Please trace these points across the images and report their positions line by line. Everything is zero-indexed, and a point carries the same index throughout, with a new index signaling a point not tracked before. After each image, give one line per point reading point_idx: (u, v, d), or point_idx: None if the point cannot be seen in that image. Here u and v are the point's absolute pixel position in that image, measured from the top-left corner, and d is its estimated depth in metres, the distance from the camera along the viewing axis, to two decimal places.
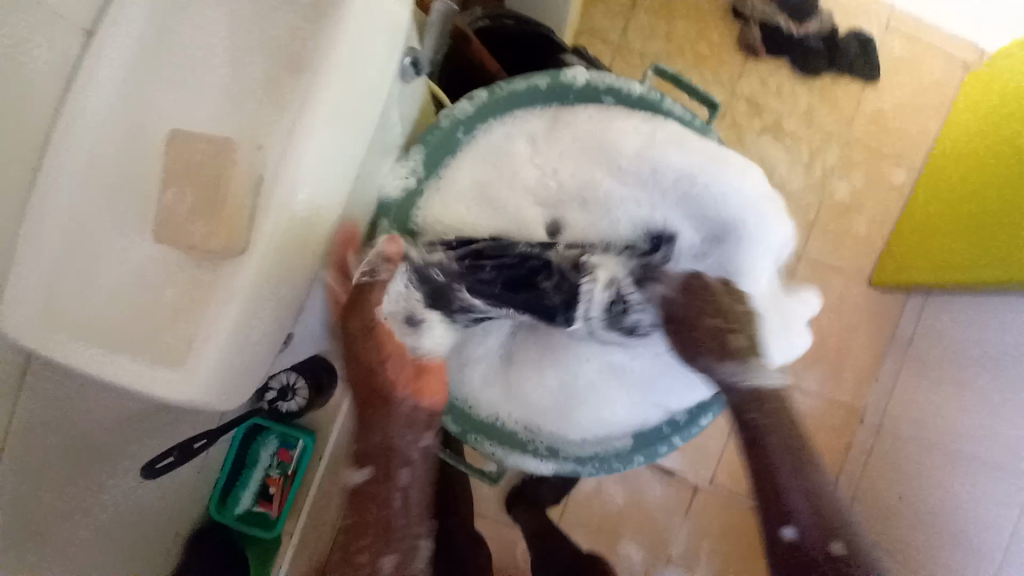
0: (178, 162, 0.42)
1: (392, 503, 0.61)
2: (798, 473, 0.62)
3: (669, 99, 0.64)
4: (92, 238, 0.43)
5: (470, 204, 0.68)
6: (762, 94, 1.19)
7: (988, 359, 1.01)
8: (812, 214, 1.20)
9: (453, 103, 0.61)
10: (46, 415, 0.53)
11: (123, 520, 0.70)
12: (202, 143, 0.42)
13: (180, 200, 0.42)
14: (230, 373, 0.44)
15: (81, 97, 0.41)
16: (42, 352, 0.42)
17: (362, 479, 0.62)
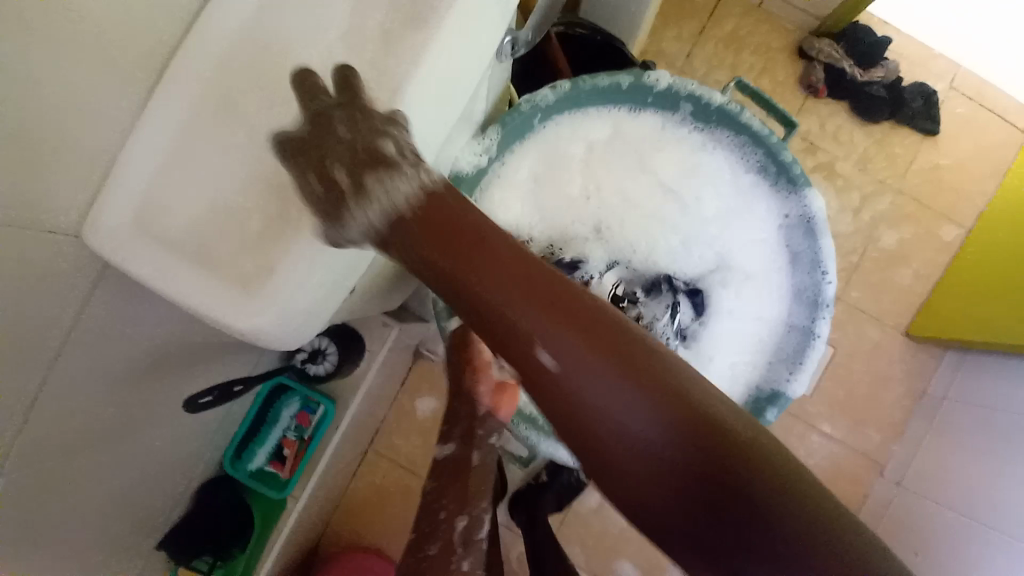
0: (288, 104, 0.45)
1: (471, 473, 0.63)
2: (517, 337, 0.43)
3: (747, 113, 0.63)
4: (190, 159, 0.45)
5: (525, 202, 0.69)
6: (818, 133, 1.20)
7: (1015, 424, 0.96)
8: (854, 259, 1.19)
9: (536, 91, 0.61)
10: (102, 332, 0.54)
11: (143, 454, 0.70)
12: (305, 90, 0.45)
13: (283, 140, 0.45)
14: (291, 314, 0.45)
15: (203, 28, 0.44)
16: (123, 258, 0.44)
17: (444, 454, 0.65)
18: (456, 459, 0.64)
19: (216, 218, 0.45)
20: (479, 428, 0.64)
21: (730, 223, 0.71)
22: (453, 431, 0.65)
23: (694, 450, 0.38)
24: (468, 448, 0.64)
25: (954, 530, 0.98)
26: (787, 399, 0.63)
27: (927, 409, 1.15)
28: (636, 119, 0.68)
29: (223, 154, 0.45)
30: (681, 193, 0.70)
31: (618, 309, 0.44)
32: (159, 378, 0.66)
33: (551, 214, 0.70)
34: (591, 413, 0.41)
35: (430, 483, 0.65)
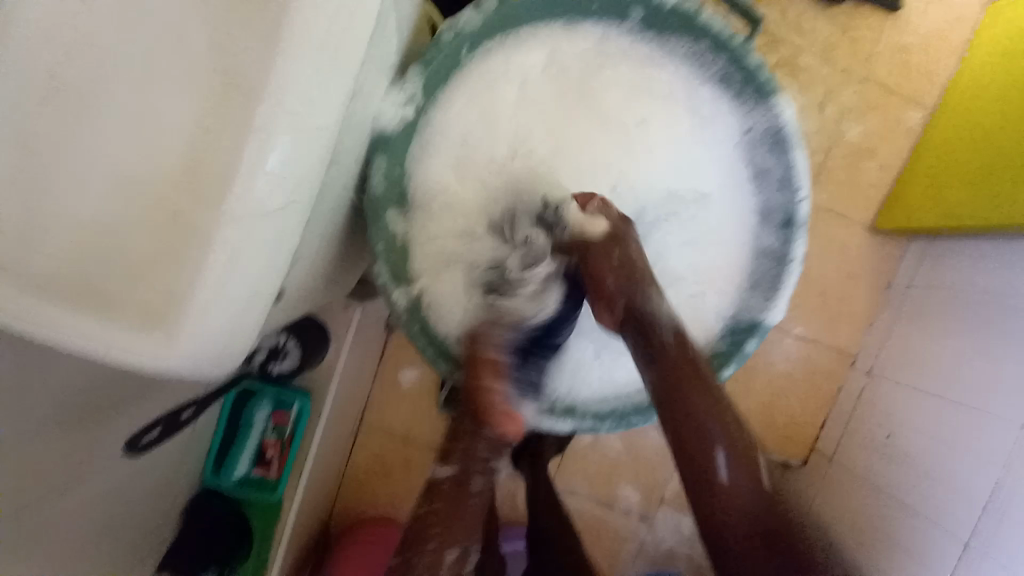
0: (163, 81, 0.37)
1: (470, 491, 0.61)
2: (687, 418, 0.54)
3: (706, 12, 0.55)
4: (44, 158, 0.36)
5: (455, 157, 0.63)
6: (779, 25, 1.11)
7: (982, 303, 0.97)
8: (821, 158, 1.16)
9: (458, 13, 0.52)
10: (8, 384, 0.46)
11: (104, 496, 0.64)
12: (183, 62, 0.37)
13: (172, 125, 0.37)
14: (221, 336, 0.38)
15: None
16: None
17: (443, 476, 0.61)
18: (455, 483, 0.60)
19: (99, 239, 0.37)
20: (481, 454, 0.60)
21: (685, 144, 0.64)
22: (455, 454, 0.61)
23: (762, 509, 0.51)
24: (468, 477, 0.60)
25: (923, 413, 1.02)
26: (765, 326, 0.61)
27: (897, 299, 1.18)
28: (578, 37, 0.61)
29: (85, 158, 0.37)
30: (635, 117, 0.63)
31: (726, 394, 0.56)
32: (85, 426, 0.57)
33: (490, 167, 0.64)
34: (738, 467, 0.52)
35: (421, 502, 0.61)
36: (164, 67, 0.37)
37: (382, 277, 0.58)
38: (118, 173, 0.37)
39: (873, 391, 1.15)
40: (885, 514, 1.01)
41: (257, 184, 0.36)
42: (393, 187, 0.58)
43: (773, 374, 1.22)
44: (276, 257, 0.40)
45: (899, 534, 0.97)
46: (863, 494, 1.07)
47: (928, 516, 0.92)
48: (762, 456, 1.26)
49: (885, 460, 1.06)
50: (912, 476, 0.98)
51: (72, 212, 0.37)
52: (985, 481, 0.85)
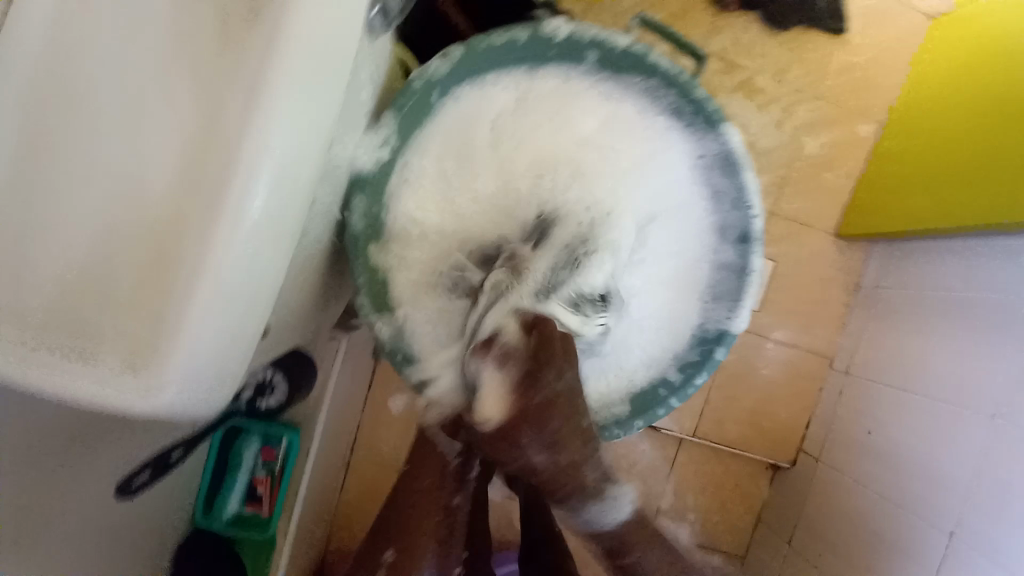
0: (148, 141, 0.40)
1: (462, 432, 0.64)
2: None
3: (654, 53, 0.60)
4: (40, 214, 0.39)
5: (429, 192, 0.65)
6: (734, 50, 1.18)
7: (947, 302, 1.02)
8: (784, 171, 1.22)
9: (426, 62, 0.56)
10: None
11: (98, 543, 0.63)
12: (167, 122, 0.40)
13: (156, 180, 0.40)
14: (208, 376, 0.40)
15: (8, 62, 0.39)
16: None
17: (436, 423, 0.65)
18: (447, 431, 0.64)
19: (91, 289, 0.39)
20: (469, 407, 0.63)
21: (642, 172, 0.68)
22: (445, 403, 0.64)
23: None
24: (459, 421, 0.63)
25: (899, 410, 1.06)
26: (732, 336, 0.65)
27: (867, 300, 1.23)
28: (540, 77, 0.64)
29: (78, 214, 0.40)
30: (596, 147, 0.67)
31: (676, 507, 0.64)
32: (74, 472, 0.57)
33: (466, 200, 0.67)
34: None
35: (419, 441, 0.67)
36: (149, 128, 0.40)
37: (364, 308, 0.61)
38: (108, 227, 0.40)
39: (851, 390, 1.19)
40: (872, 512, 1.03)
41: (239, 234, 0.38)
42: (372, 223, 0.62)
43: (755, 380, 1.25)
44: (261, 296, 0.42)
45: (886, 530, 1.00)
46: (849, 493, 1.10)
47: (913, 511, 0.95)
48: (752, 461, 1.28)
49: (868, 458, 1.09)
50: (895, 471, 1.02)
51: (66, 265, 0.39)
52: (964, 473, 0.89)
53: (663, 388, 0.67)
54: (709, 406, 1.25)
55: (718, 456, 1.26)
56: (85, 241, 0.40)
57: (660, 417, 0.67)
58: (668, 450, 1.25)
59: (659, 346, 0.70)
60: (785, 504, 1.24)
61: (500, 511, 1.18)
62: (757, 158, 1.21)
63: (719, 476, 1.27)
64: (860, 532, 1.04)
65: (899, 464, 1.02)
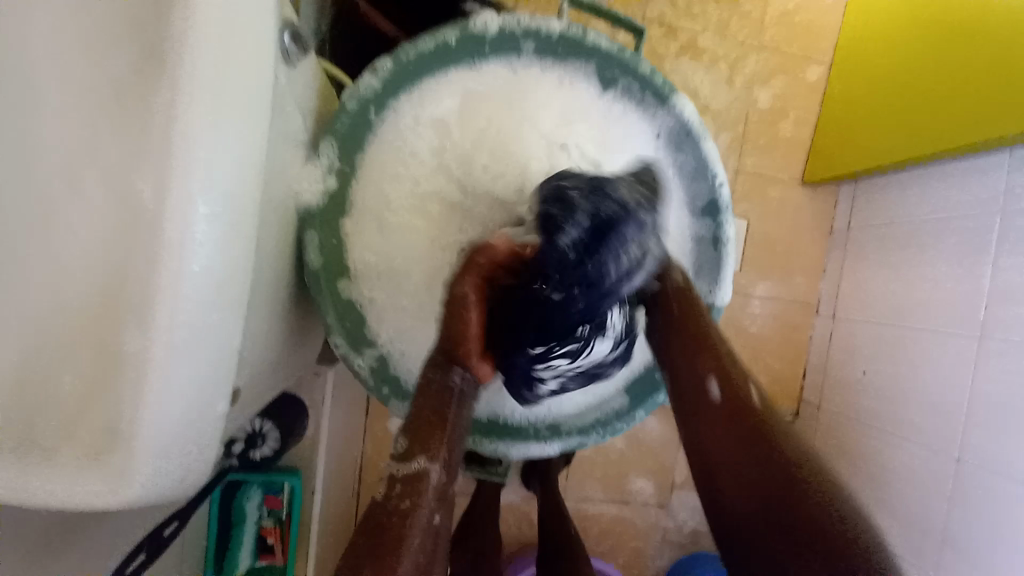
0: (65, 220, 0.38)
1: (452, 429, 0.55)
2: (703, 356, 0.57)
3: (592, 34, 0.59)
4: None
5: (379, 219, 0.61)
6: (674, 15, 1.17)
7: (921, 229, 1.04)
8: (741, 127, 1.21)
9: (356, 81, 0.56)
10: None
11: None
12: (82, 201, 0.38)
13: (83, 261, 0.38)
14: (176, 458, 0.38)
15: None
16: None
17: (404, 442, 0.54)
18: (423, 442, 0.54)
19: (38, 393, 0.37)
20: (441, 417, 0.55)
21: (604, 152, 0.64)
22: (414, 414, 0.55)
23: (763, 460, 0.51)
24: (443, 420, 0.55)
25: (891, 342, 1.07)
26: (719, 308, 0.65)
27: (841, 241, 1.24)
28: (484, 74, 0.60)
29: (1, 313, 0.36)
30: (567, 147, 0.63)
31: (716, 342, 0.58)
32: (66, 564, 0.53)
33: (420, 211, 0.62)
34: (728, 389, 0.55)
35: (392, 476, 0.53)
36: (65, 207, 0.38)
37: (339, 346, 0.60)
38: (40, 320, 0.37)
39: (841, 332, 1.19)
40: (881, 446, 1.05)
41: (180, 300, 0.36)
42: (330, 257, 0.59)
43: (748, 338, 1.26)
44: (221, 352, 0.40)
45: (895, 460, 1.02)
46: (855, 432, 1.12)
47: (922, 438, 0.97)
48: None
49: (867, 393, 1.10)
50: (897, 403, 1.03)
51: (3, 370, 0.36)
52: (960, 392, 0.91)
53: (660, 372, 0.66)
54: None
55: None
56: (19, 343, 0.37)
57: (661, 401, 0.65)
58: None
59: None
60: None
61: (519, 511, 1.17)
62: (713, 119, 1.20)
63: None
64: (871, 468, 1.06)
65: (900, 394, 1.03)
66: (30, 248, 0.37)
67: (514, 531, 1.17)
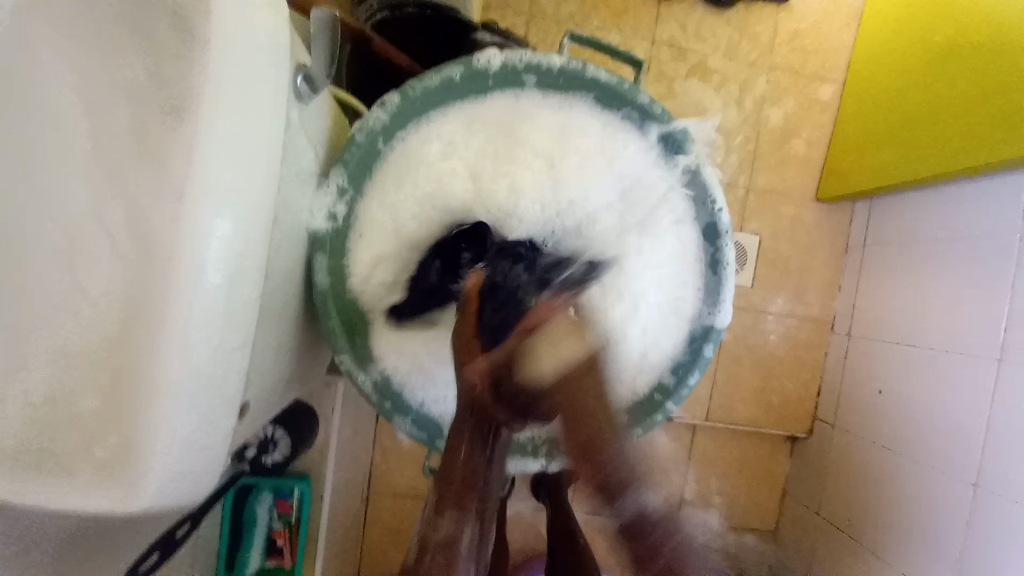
0: (92, 255, 0.41)
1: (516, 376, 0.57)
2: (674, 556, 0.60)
3: (591, 67, 0.60)
4: None
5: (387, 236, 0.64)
6: (683, 36, 1.18)
7: (937, 252, 1.02)
8: (752, 146, 1.21)
9: (366, 114, 0.59)
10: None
11: None
12: (105, 236, 0.42)
13: (108, 292, 0.41)
14: (187, 471, 0.41)
15: None
16: None
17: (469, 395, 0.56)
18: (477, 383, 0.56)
19: (58, 414, 0.40)
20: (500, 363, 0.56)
21: (604, 171, 0.66)
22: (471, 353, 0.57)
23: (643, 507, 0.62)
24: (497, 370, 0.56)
25: (906, 364, 1.05)
26: (718, 330, 0.65)
27: (855, 260, 1.22)
28: (487, 103, 0.63)
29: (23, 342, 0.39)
30: (562, 161, 0.65)
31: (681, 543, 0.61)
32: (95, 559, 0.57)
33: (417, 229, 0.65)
34: None
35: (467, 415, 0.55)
36: (91, 243, 0.42)
37: (345, 364, 0.62)
38: (59, 348, 0.40)
39: (855, 353, 1.17)
40: (895, 471, 1.02)
41: (194, 326, 0.39)
42: (338, 280, 0.62)
43: (759, 358, 1.24)
44: (230, 373, 0.43)
45: (909, 486, 0.99)
46: (868, 456, 1.09)
47: (938, 464, 0.94)
48: (769, 437, 1.27)
49: (881, 416, 1.08)
50: (911, 427, 1.01)
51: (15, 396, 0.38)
52: (976, 419, 0.89)
53: (659, 394, 0.67)
54: (715, 390, 1.24)
55: (734, 439, 1.25)
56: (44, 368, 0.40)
57: (661, 423, 0.66)
58: (682, 440, 1.24)
59: (656, 348, 0.68)
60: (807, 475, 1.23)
61: (526, 522, 1.18)
62: (722, 138, 1.20)
63: (739, 458, 1.26)
64: (886, 493, 1.03)
65: (914, 417, 1.01)
66: (61, 275, 0.41)
67: (521, 543, 1.18)
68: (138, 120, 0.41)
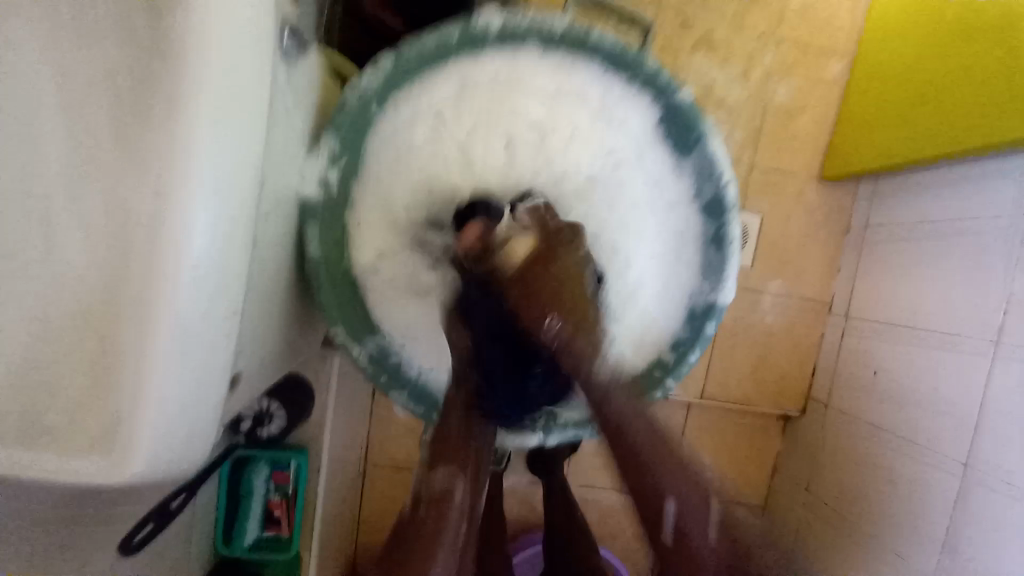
0: (65, 217, 0.39)
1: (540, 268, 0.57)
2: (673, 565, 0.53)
3: (596, 31, 0.57)
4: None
5: (381, 204, 0.63)
6: (689, 5, 1.14)
7: (940, 232, 1.00)
8: (757, 122, 1.18)
9: (357, 78, 0.55)
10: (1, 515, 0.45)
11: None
12: (80, 199, 0.39)
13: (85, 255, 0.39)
14: (176, 440, 0.40)
15: None
16: None
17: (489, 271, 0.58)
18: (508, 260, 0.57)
19: (39, 384, 0.38)
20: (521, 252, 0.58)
21: (603, 141, 0.65)
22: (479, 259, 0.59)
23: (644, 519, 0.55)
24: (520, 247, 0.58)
25: (904, 346, 1.04)
26: (720, 308, 0.64)
27: (856, 241, 1.21)
28: (483, 66, 0.60)
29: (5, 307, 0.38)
30: (553, 130, 0.64)
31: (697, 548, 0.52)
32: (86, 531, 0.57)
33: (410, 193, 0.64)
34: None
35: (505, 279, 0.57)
36: (65, 206, 0.39)
37: (339, 336, 0.61)
38: (39, 315, 0.39)
39: (851, 334, 1.17)
40: (886, 449, 1.04)
41: (178, 295, 0.37)
42: (330, 252, 0.61)
43: (755, 338, 1.24)
44: (218, 340, 0.42)
45: (899, 465, 1.00)
46: (860, 435, 1.10)
47: (929, 443, 0.95)
48: (762, 416, 1.28)
49: (875, 395, 1.09)
50: (904, 407, 1.01)
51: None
52: (972, 400, 0.89)
53: (659, 371, 0.66)
54: (711, 370, 1.24)
55: (727, 418, 1.26)
56: (20, 337, 0.38)
57: (659, 399, 0.65)
58: (677, 418, 1.25)
59: (658, 323, 0.67)
60: (798, 453, 1.25)
61: (520, 496, 1.20)
62: (727, 114, 1.17)
63: (732, 436, 1.27)
64: (876, 472, 1.05)
65: (909, 396, 1.01)
66: (36, 242, 0.39)
67: (517, 516, 1.20)
68: (116, 78, 0.39)
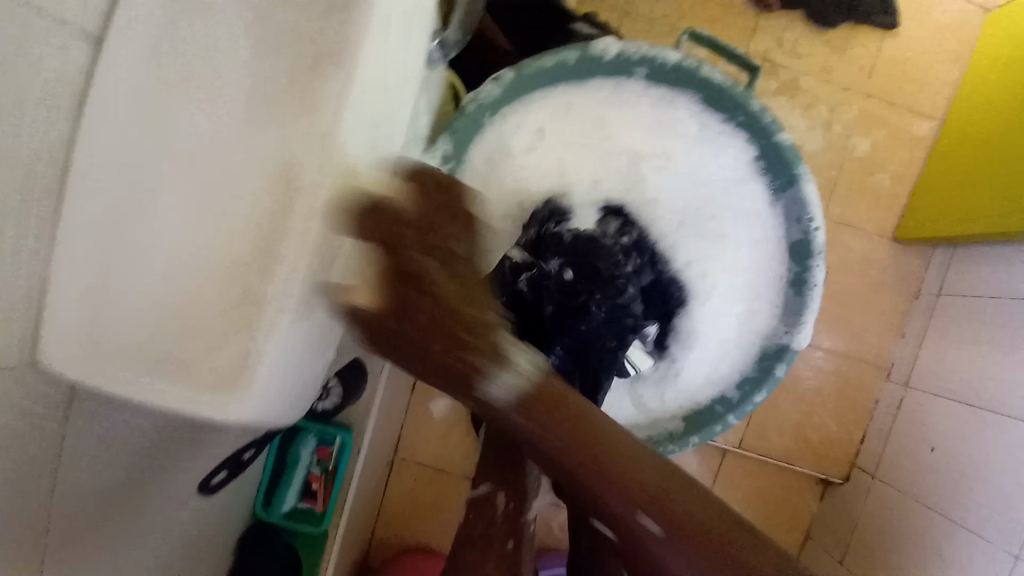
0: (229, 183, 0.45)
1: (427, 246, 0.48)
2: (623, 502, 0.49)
3: (706, 67, 0.60)
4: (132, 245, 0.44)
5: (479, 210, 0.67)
6: (777, 51, 1.15)
7: (1012, 309, 0.95)
8: (833, 173, 1.17)
9: (479, 87, 0.59)
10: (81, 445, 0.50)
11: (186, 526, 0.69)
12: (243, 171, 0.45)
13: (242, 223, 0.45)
14: (275, 386, 0.45)
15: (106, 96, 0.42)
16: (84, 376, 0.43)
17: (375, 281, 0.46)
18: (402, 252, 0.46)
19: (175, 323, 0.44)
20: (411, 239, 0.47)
21: (697, 174, 0.68)
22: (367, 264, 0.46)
23: (716, 536, 0.47)
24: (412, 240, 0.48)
25: (964, 424, 0.98)
26: (792, 352, 0.64)
27: (925, 307, 1.16)
28: (589, 89, 0.65)
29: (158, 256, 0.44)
30: (650, 155, 0.68)
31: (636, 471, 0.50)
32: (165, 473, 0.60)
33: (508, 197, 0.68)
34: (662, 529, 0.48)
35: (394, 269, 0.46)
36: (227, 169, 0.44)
37: None
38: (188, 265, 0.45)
39: (909, 403, 1.12)
40: (933, 529, 0.97)
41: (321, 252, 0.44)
42: None
43: (802, 391, 1.21)
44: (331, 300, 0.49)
45: (944, 547, 0.94)
46: (905, 511, 1.04)
47: (980, 530, 0.89)
48: (800, 474, 1.22)
49: (927, 469, 1.03)
50: (957, 487, 0.96)
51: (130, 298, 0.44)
52: None
53: (720, 406, 0.66)
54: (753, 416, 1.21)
55: (764, 471, 1.22)
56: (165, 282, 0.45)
57: (717, 434, 0.65)
58: (710, 461, 1.21)
59: (726, 359, 0.68)
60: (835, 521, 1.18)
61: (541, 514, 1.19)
62: None
63: (768, 491, 1.22)
64: (919, 552, 0.99)
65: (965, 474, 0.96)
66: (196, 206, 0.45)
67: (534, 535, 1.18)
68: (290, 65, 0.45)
